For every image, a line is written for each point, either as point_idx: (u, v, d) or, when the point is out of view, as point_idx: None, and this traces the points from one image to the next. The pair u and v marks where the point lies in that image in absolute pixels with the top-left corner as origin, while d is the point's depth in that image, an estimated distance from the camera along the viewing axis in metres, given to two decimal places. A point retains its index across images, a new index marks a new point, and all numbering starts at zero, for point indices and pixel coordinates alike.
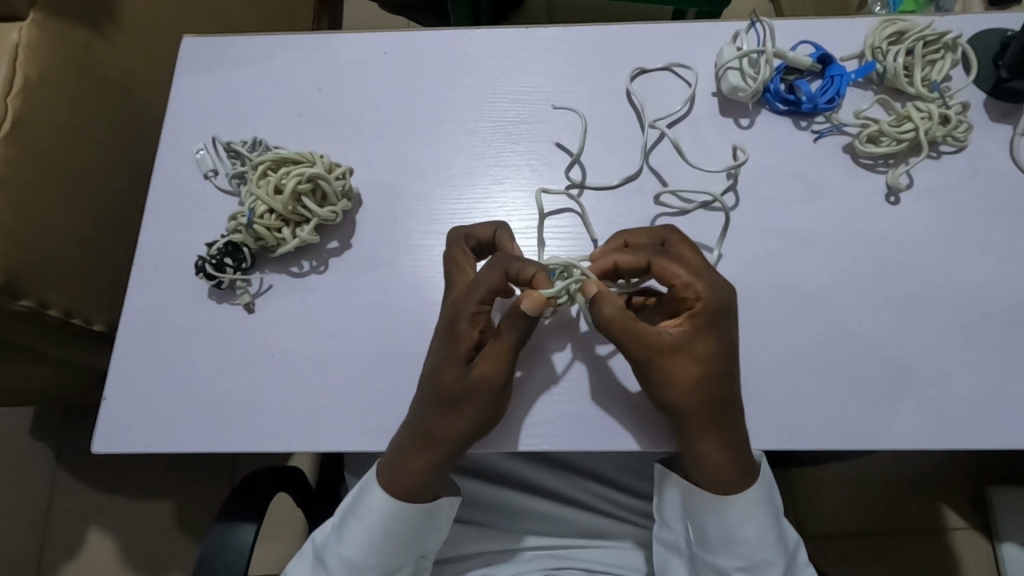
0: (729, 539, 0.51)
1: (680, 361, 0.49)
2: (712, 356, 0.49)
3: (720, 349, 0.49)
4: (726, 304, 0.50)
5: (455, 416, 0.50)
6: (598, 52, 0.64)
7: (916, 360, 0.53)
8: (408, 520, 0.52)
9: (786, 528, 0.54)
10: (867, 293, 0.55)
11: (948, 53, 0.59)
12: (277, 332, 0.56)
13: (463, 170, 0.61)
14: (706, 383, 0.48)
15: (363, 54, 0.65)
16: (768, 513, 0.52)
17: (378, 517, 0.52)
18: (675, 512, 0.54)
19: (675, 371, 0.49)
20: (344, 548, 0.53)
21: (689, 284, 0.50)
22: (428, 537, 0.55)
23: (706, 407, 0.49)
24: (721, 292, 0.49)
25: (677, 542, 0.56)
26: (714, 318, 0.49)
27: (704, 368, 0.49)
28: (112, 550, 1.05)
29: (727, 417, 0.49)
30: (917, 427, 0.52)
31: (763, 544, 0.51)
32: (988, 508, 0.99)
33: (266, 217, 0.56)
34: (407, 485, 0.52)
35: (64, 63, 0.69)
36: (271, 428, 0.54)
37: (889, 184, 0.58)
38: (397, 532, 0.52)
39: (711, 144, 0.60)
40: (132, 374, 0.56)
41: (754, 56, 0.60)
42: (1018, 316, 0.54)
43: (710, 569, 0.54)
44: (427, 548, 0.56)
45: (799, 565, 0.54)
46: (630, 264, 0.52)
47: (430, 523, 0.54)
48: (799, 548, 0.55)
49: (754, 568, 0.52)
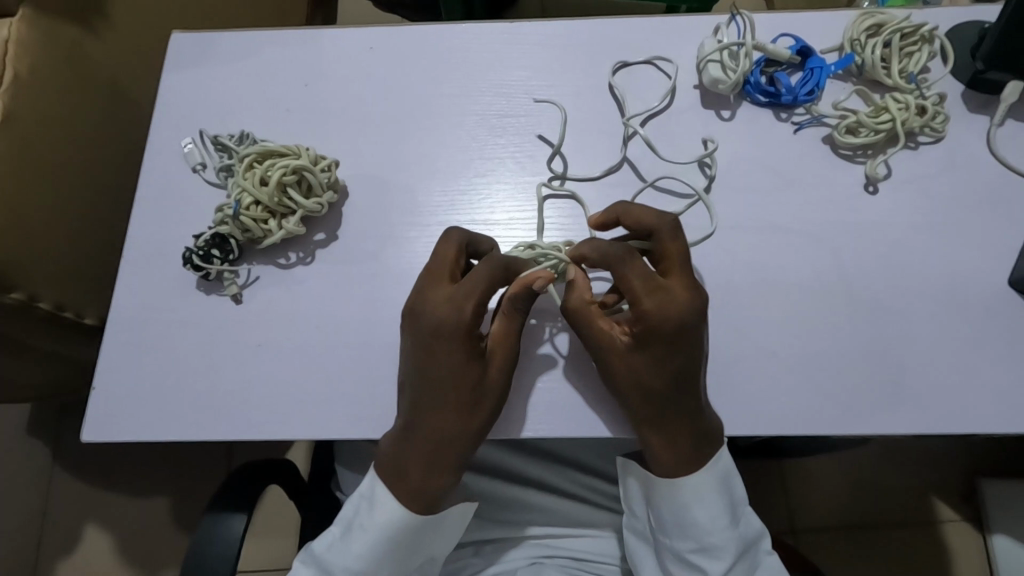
0: (682, 522, 0.52)
1: (626, 363, 0.50)
2: (653, 365, 0.49)
3: (662, 363, 0.49)
4: (681, 321, 0.49)
5: (442, 419, 0.51)
6: (582, 45, 0.65)
7: (894, 348, 0.54)
8: (415, 528, 0.53)
9: (745, 516, 0.55)
10: (846, 282, 0.56)
11: (925, 45, 0.60)
12: (265, 323, 0.57)
13: (449, 163, 0.61)
14: (644, 391, 0.50)
15: (350, 49, 0.66)
16: (721, 496, 0.52)
17: (387, 530, 0.52)
18: (638, 498, 0.56)
19: (613, 375, 0.50)
20: (352, 561, 0.53)
21: (640, 299, 0.50)
22: (435, 542, 0.56)
23: (653, 409, 0.50)
24: (668, 310, 0.49)
25: (644, 530, 0.57)
26: (660, 334, 0.49)
27: (642, 377, 0.50)
28: (107, 544, 1.05)
29: (669, 422, 0.50)
30: (894, 413, 0.52)
31: (715, 526, 0.52)
32: (977, 498, 0.99)
33: (252, 209, 0.56)
34: (407, 494, 0.52)
35: (54, 59, 0.70)
36: (258, 417, 0.54)
37: (867, 174, 0.58)
38: (410, 541, 0.53)
39: (693, 135, 0.61)
40: (122, 366, 0.56)
41: (735, 49, 0.61)
42: (994, 304, 0.55)
43: (668, 554, 0.54)
44: (434, 551, 0.57)
45: (759, 554, 0.54)
46: (594, 260, 0.52)
47: (440, 528, 0.55)
48: (761, 537, 0.55)
49: (706, 551, 0.52)
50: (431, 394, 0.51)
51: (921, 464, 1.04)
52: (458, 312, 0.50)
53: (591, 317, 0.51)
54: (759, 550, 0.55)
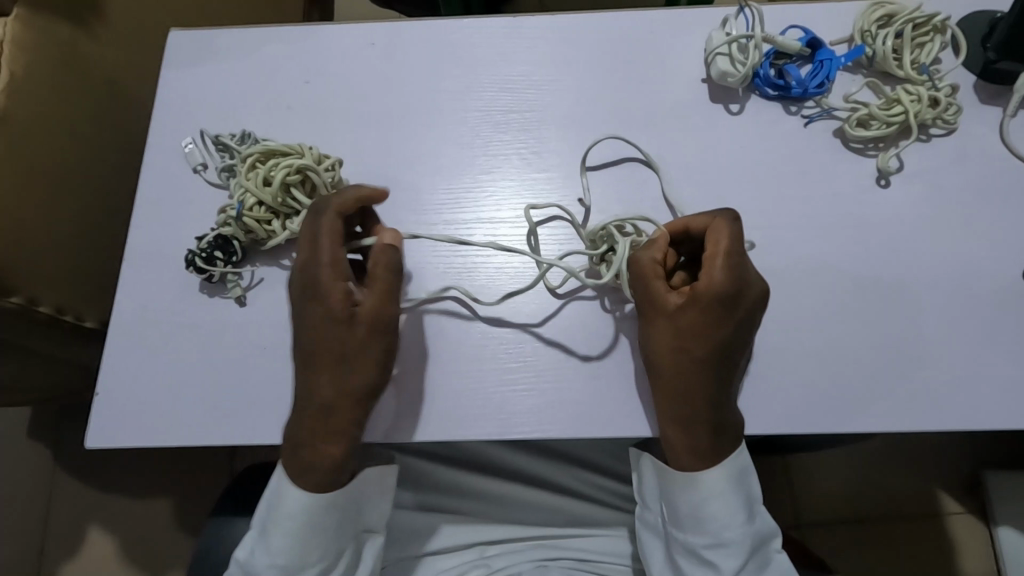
0: (697, 516, 0.52)
1: (668, 324, 0.50)
2: (702, 330, 0.49)
3: (713, 331, 0.49)
4: (743, 296, 0.48)
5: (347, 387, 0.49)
6: (589, 38, 0.64)
7: (909, 343, 0.53)
8: (321, 519, 0.51)
9: (760, 514, 0.54)
10: (858, 277, 0.55)
11: (937, 35, 0.59)
12: (269, 325, 0.56)
13: (453, 160, 0.60)
14: (687, 355, 0.49)
15: (352, 45, 0.65)
16: (737, 493, 0.52)
17: (306, 516, 0.51)
18: (651, 493, 0.56)
19: (654, 332, 0.50)
20: (278, 555, 0.51)
21: (713, 262, 0.49)
22: (362, 508, 0.54)
23: (682, 381, 0.49)
24: (735, 279, 0.48)
25: (655, 523, 0.56)
26: (717, 302, 0.48)
27: (690, 340, 0.49)
28: (109, 548, 1.05)
29: (691, 399, 0.49)
30: (909, 408, 0.52)
31: (729, 521, 0.52)
32: (983, 492, 0.99)
33: (256, 209, 0.55)
34: (311, 477, 0.50)
35: (50, 58, 0.69)
36: (264, 421, 0.54)
37: (879, 167, 0.57)
38: (327, 525, 0.51)
39: (703, 128, 0.60)
40: (124, 370, 0.55)
41: (743, 42, 0.60)
42: (1007, 297, 0.54)
43: (679, 549, 0.54)
44: (369, 522, 0.55)
45: (772, 552, 0.54)
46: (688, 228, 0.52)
47: (358, 495, 0.53)
48: (772, 537, 0.54)
49: (722, 548, 0.52)
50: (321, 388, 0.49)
51: (927, 458, 1.03)
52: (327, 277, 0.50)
53: (654, 274, 0.51)
54: (771, 550, 0.55)
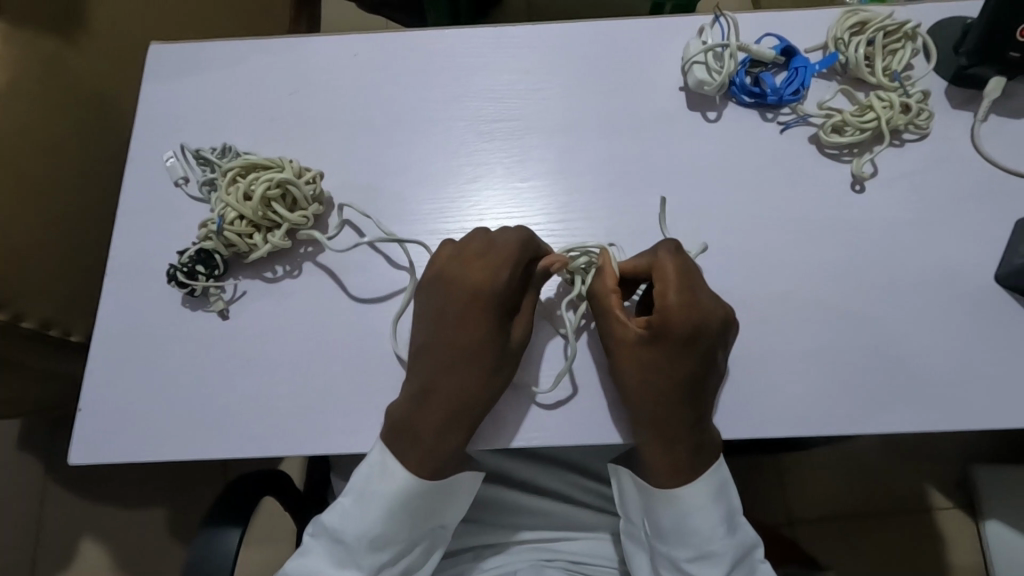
0: (679, 529, 0.53)
1: (632, 358, 0.50)
2: (663, 363, 0.50)
3: (677, 360, 0.50)
4: (701, 324, 0.50)
5: (460, 376, 0.51)
6: (568, 48, 0.64)
7: (884, 345, 0.54)
8: (434, 492, 0.53)
9: (742, 526, 0.54)
10: (834, 281, 0.56)
11: (909, 42, 0.60)
12: (253, 337, 0.56)
13: (435, 170, 0.61)
14: (653, 386, 0.50)
15: (333, 57, 0.65)
16: (719, 506, 0.53)
17: (406, 495, 0.52)
18: (635, 506, 0.56)
19: (621, 367, 0.51)
20: (369, 528, 0.52)
21: (667, 297, 0.50)
22: (450, 506, 0.55)
23: (653, 411, 0.50)
24: (693, 313, 0.50)
25: (639, 536, 0.57)
26: (676, 333, 0.50)
27: (654, 372, 0.50)
28: (101, 560, 1.04)
29: (663, 428, 0.50)
30: (886, 410, 0.53)
31: (711, 533, 0.52)
32: (972, 487, 1.00)
33: (236, 224, 0.56)
34: (419, 463, 0.51)
35: (29, 72, 0.69)
36: (248, 435, 0.54)
37: (854, 173, 0.58)
38: (409, 514, 0.53)
39: (681, 136, 0.61)
40: (107, 385, 0.56)
41: (719, 50, 0.60)
42: (982, 299, 0.55)
43: (663, 562, 0.54)
44: (447, 519, 0.56)
45: (756, 562, 0.55)
46: (637, 263, 0.53)
47: (453, 492, 0.54)
48: (756, 547, 0.55)
49: (705, 559, 0.52)
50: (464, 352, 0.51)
51: (915, 456, 1.04)
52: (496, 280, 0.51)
53: (613, 309, 0.52)
54: (755, 561, 0.55)
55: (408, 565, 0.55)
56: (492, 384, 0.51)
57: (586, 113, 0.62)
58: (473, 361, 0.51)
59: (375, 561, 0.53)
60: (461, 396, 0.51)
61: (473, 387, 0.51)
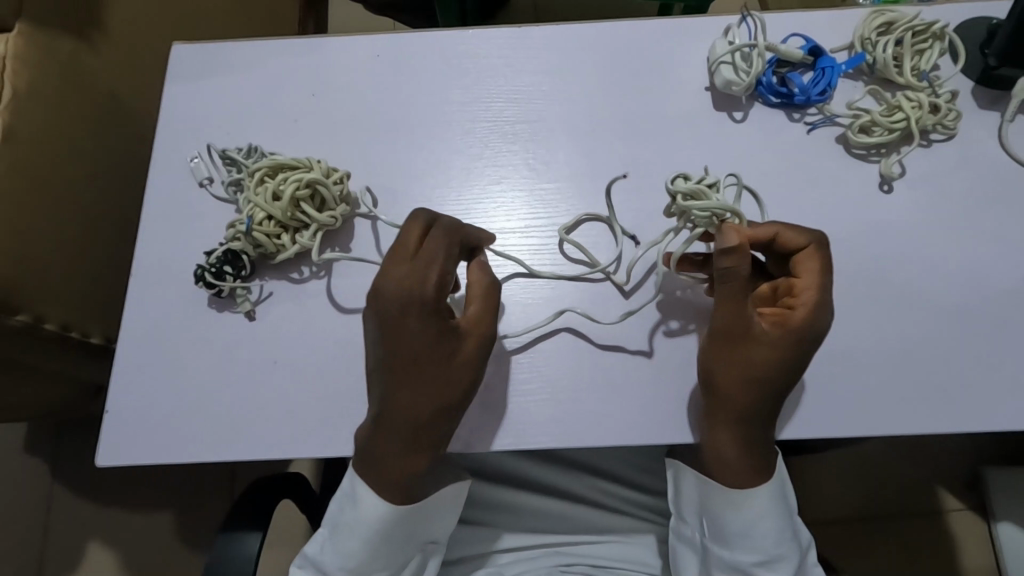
0: (745, 534, 0.52)
1: (749, 344, 0.48)
2: (784, 362, 0.48)
3: (790, 361, 0.48)
4: (825, 329, 0.48)
5: (417, 400, 0.47)
6: (593, 48, 0.64)
7: (916, 346, 0.54)
8: (405, 520, 0.52)
9: (801, 527, 0.55)
10: (864, 282, 0.56)
11: (937, 42, 0.60)
12: (278, 340, 0.56)
13: (461, 171, 0.61)
14: (763, 381, 0.48)
15: (356, 57, 0.65)
16: (784, 509, 0.53)
17: (377, 527, 0.52)
18: (693, 507, 0.56)
19: (733, 351, 0.49)
20: (347, 559, 0.53)
21: (803, 293, 0.49)
22: (436, 522, 0.56)
23: (756, 403, 0.49)
24: (825, 313, 0.48)
25: (693, 537, 0.57)
26: (800, 335, 0.48)
27: (764, 367, 0.48)
28: (110, 564, 1.04)
29: (759, 425, 0.50)
30: (919, 411, 0.52)
31: (778, 540, 0.52)
32: (982, 487, 1.00)
33: (265, 224, 0.55)
34: (388, 488, 0.51)
35: (52, 73, 0.68)
36: (275, 438, 0.54)
37: (882, 173, 0.58)
38: (390, 543, 0.53)
39: (708, 137, 0.61)
40: (133, 388, 0.55)
41: (746, 51, 0.60)
42: (1012, 299, 0.55)
43: (724, 565, 0.54)
44: (435, 535, 0.57)
45: (811, 564, 0.56)
46: (784, 245, 0.51)
47: (438, 510, 0.55)
48: (810, 549, 0.56)
49: (770, 563, 0.53)
50: (404, 370, 0.47)
51: (928, 457, 1.04)
52: (423, 284, 0.45)
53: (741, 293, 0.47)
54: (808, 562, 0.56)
55: None
56: (440, 414, 0.48)
57: (612, 113, 0.62)
58: (406, 381, 0.47)
59: None
60: (413, 421, 0.47)
61: (424, 415, 0.47)
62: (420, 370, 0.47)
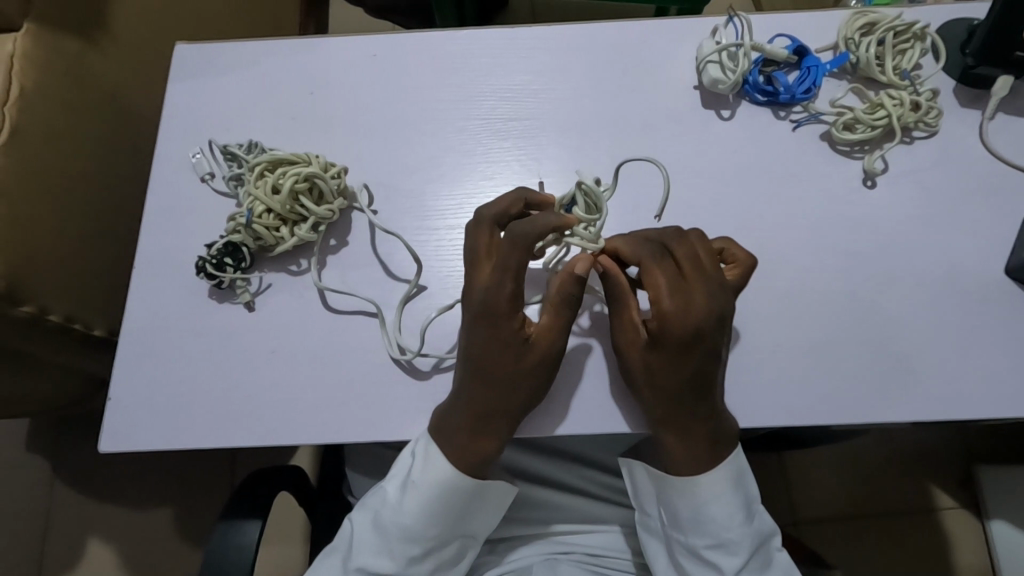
0: (698, 518, 0.54)
1: (633, 361, 0.52)
2: (670, 369, 0.50)
3: (677, 365, 0.50)
4: (697, 330, 0.49)
5: (513, 392, 0.52)
6: (585, 48, 0.66)
7: (897, 338, 0.55)
8: (465, 493, 0.54)
9: (760, 514, 0.56)
10: (847, 275, 0.57)
11: (918, 42, 0.62)
12: (277, 330, 0.57)
13: (454, 167, 0.62)
14: (662, 389, 0.51)
15: (354, 56, 0.67)
16: (736, 495, 0.54)
17: (443, 492, 0.53)
18: (651, 497, 0.57)
19: (628, 367, 0.52)
20: (405, 516, 0.54)
21: (661, 299, 0.50)
22: (481, 515, 0.57)
23: (671, 408, 0.51)
24: (688, 317, 0.49)
25: (656, 527, 0.58)
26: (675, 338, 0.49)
27: (660, 377, 0.51)
28: (109, 559, 1.05)
29: (689, 424, 0.52)
30: (900, 400, 0.54)
31: (728, 522, 0.53)
32: (976, 486, 1.01)
33: (265, 217, 0.57)
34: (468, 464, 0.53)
35: (57, 73, 0.70)
36: (272, 425, 0.55)
37: (865, 169, 0.60)
38: (448, 513, 0.54)
39: (696, 134, 0.62)
40: (134, 377, 0.57)
41: (733, 50, 0.62)
42: (992, 292, 0.56)
43: (684, 551, 0.56)
44: (474, 527, 0.57)
45: (774, 550, 0.56)
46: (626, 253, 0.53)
47: (484, 503, 0.56)
48: (773, 535, 0.56)
49: (722, 547, 0.53)
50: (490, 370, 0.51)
51: (921, 455, 1.05)
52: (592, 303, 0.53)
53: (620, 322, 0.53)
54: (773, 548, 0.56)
55: (435, 564, 0.56)
56: (516, 397, 0.52)
57: (603, 111, 0.63)
58: (489, 371, 0.51)
59: (407, 552, 0.54)
60: (499, 405, 0.52)
61: (508, 403, 0.52)
62: (502, 367, 0.51)
